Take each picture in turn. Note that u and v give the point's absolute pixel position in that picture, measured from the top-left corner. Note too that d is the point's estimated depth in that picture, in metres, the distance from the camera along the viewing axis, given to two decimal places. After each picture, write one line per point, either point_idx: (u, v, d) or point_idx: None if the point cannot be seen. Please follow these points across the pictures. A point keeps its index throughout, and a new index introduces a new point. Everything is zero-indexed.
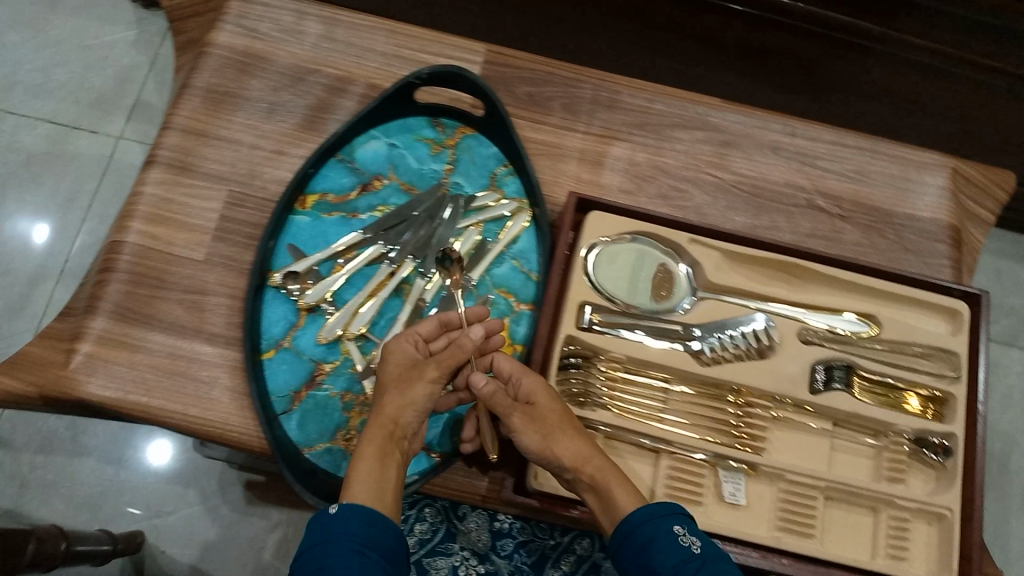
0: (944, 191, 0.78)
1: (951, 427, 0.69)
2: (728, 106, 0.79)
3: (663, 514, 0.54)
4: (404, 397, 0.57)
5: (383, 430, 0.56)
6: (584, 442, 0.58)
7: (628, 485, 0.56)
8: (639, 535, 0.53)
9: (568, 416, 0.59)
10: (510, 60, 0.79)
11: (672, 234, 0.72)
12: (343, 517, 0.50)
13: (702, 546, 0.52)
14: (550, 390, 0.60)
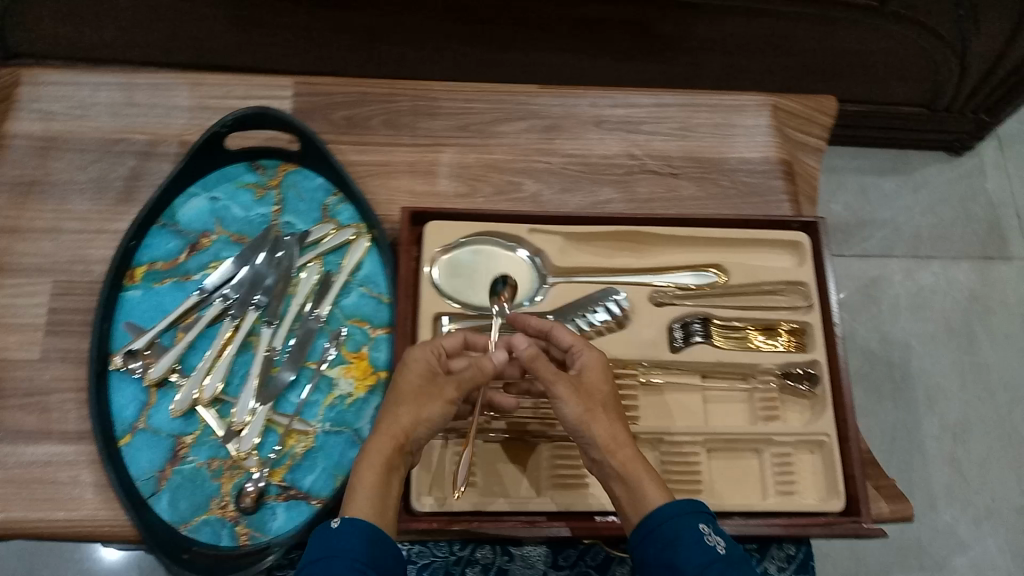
0: (769, 128, 0.80)
1: (812, 354, 0.71)
2: (546, 91, 0.80)
3: (687, 513, 0.50)
4: (431, 404, 0.56)
5: (391, 441, 0.53)
6: (620, 427, 0.56)
7: (654, 473, 0.53)
8: (663, 531, 0.49)
9: (611, 399, 0.58)
10: (322, 88, 0.79)
11: (513, 228, 0.73)
12: (344, 533, 0.48)
13: (726, 548, 0.49)
14: (602, 371, 0.59)
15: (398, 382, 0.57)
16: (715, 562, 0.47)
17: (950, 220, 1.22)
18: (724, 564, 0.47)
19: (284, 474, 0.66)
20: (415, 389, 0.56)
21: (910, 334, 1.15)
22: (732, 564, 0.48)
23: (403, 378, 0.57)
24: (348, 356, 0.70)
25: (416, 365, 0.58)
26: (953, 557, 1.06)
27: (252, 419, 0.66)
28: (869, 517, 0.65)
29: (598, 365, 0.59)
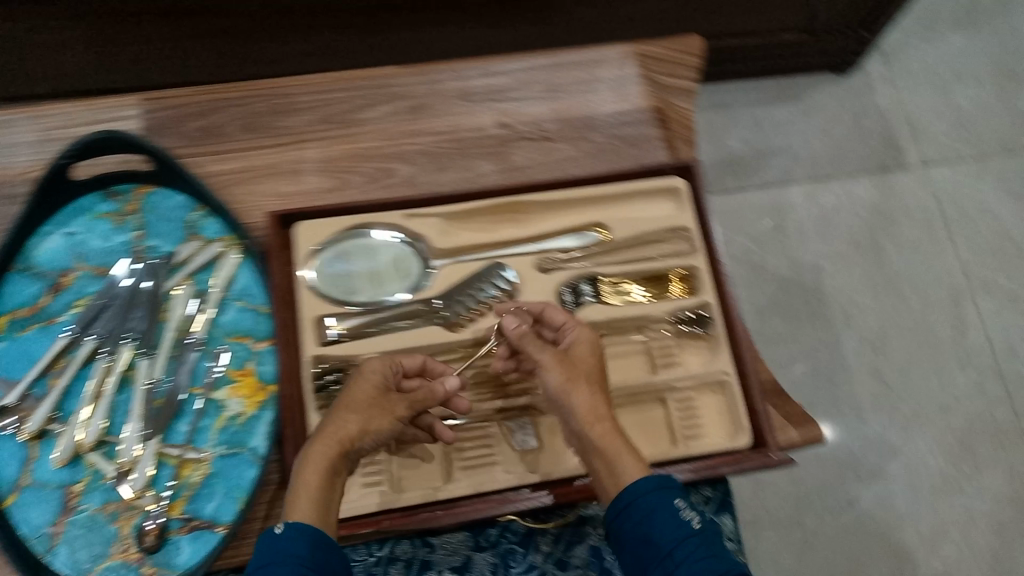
0: (638, 77, 0.79)
1: (703, 296, 0.71)
2: (406, 70, 0.78)
3: (663, 487, 0.51)
4: (384, 413, 0.57)
5: (337, 446, 0.53)
6: (605, 399, 0.56)
7: (629, 446, 0.53)
8: (638, 505, 0.50)
9: (596, 371, 0.58)
10: (171, 99, 0.75)
11: (386, 216, 0.71)
12: (290, 540, 0.48)
13: (701, 523, 0.50)
14: (588, 345, 0.59)
15: (350, 391, 0.57)
16: (691, 537, 0.49)
17: (847, 128, 1.26)
18: (699, 539, 0.49)
19: (184, 506, 0.65)
20: (366, 399, 0.56)
21: (818, 257, 1.19)
22: (706, 540, 0.49)
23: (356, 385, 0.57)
24: (234, 375, 0.69)
25: (368, 375, 0.58)
26: (888, 464, 1.12)
27: (141, 455, 0.65)
28: (776, 446, 0.66)
29: (587, 341, 0.60)
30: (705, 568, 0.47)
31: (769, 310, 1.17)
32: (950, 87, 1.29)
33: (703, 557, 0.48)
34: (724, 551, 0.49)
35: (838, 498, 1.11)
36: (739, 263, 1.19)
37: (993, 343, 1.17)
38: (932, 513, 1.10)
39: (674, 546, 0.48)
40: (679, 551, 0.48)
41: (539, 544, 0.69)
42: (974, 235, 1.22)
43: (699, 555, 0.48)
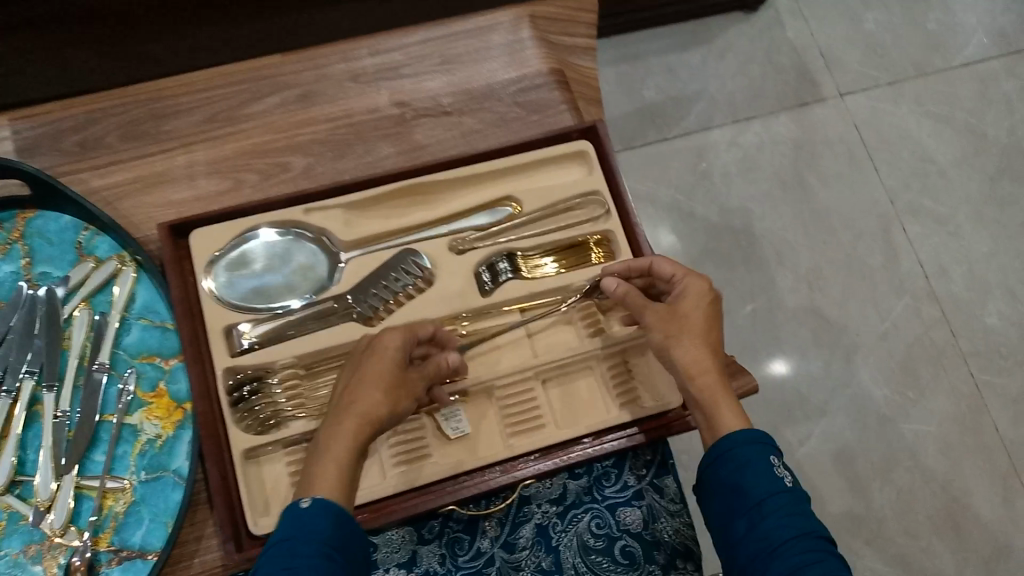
0: (532, 40, 0.77)
1: (622, 259, 0.69)
2: (291, 59, 0.75)
3: (759, 443, 0.54)
4: (390, 386, 0.56)
5: (364, 424, 0.54)
6: (717, 352, 0.59)
7: (731, 398, 0.58)
8: (735, 456, 0.54)
9: (707, 327, 0.60)
10: (43, 116, 0.71)
11: (285, 214, 0.68)
12: (313, 518, 0.50)
13: (792, 481, 0.53)
14: (704, 298, 0.61)
15: (361, 367, 0.56)
16: (781, 492, 0.52)
17: (757, 67, 1.30)
18: (788, 496, 0.52)
19: (110, 538, 0.61)
20: (379, 375, 0.55)
21: (747, 199, 1.23)
22: (797, 497, 0.52)
23: (366, 358, 0.57)
24: (147, 397, 0.65)
25: (381, 344, 0.57)
26: (832, 399, 1.14)
27: (58, 492, 0.61)
28: None
29: (704, 295, 0.61)
30: (789, 523, 0.51)
31: (704, 257, 1.20)
32: (860, 13, 1.35)
33: (790, 513, 0.51)
34: (812, 511, 0.52)
35: (787, 438, 1.13)
36: (671, 215, 1.22)
37: (925, 267, 1.22)
38: (880, 442, 1.13)
39: (764, 497, 0.52)
40: (769, 503, 0.52)
41: (484, 528, 0.65)
42: (895, 159, 1.27)
43: (786, 511, 0.51)
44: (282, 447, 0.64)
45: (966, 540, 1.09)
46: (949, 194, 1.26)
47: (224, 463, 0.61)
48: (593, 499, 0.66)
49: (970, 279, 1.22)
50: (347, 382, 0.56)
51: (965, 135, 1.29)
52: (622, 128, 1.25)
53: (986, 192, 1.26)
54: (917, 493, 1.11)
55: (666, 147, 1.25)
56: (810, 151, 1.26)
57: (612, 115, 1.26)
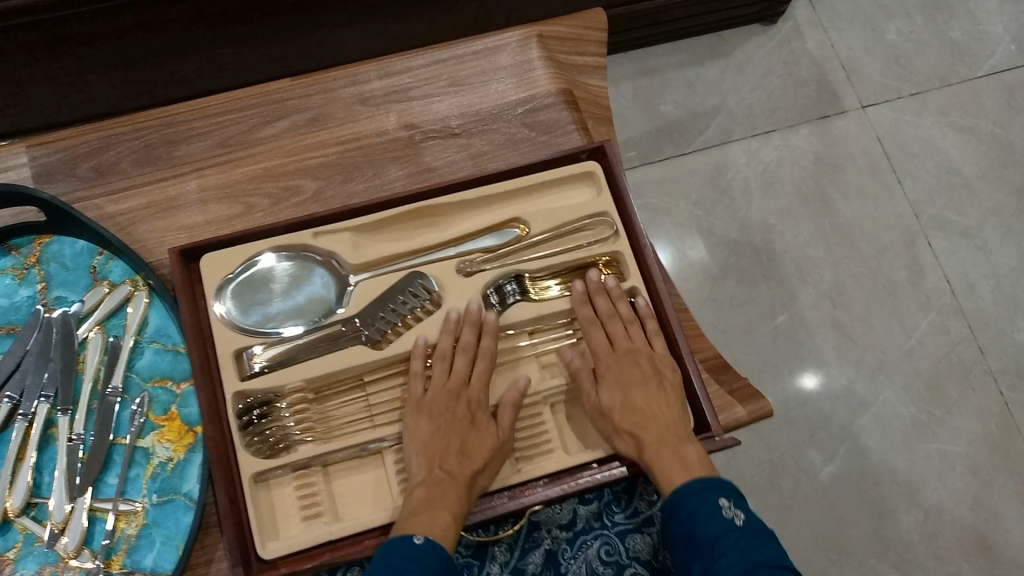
0: (541, 59, 0.77)
1: (631, 280, 0.69)
2: (300, 84, 0.76)
3: (707, 489, 0.56)
4: (489, 449, 0.61)
5: (463, 481, 0.59)
6: (662, 422, 0.61)
7: (680, 461, 0.59)
8: (686, 505, 0.55)
9: (637, 399, 0.62)
10: (58, 143, 0.72)
11: (295, 237, 0.68)
12: (426, 553, 0.54)
13: (744, 521, 0.54)
14: (610, 377, 0.64)
15: (467, 431, 0.62)
16: (731, 533, 0.53)
17: (776, 80, 1.28)
18: (739, 534, 0.53)
19: (123, 560, 0.61)
20: (473, 437, 0.61)
21: (768, 214, 1.22)
22: (748, 534, 0.53)
23: (457, 416, 0.62)
24: (159, 420, 0.65)
25: (471, 404, 0.63)
26: (857, 418, 1.12)
27: (73, 513, 0.62)
28: (720, 427, 0.64)
29: (617, 375, 0.64)
30: (741, 558, 0.51)
31: (724, 273, 1.18)
32: (880, 23, 1.32)
33: (743, 550, 0.52)
34: (767, 546, 0.52)
35: (811, 458, 1.11)
36: (692, 229, 1.21)
37: (952, 282, 1.19)
38: (907, 463, 1.10)
39: (715, 539, 0.53)
40: (721, 544, 0.53)
41: (494, 553, 0.64)
42: (920, 171, 1.24)
43: (739, 548, 0.52)
44: (291, 471, 0.63)
45: (998, 563, 1.06)
46: (976, 206, 1.23)
47: (233, 484, 0.60)
48: (604, 526, 0.65)
49: (999, 294, 1.19)
50: (445, 438, 0.61)
51: (993, 146, 1.26)
52: (640, 144, 1.25)
53: (1015, 204, 1.23)
54: (945, 515, 1.08)
55: (686, 161, 1.24)
56: (832, 164, 1.24)
57: (631, 130, 1.25)
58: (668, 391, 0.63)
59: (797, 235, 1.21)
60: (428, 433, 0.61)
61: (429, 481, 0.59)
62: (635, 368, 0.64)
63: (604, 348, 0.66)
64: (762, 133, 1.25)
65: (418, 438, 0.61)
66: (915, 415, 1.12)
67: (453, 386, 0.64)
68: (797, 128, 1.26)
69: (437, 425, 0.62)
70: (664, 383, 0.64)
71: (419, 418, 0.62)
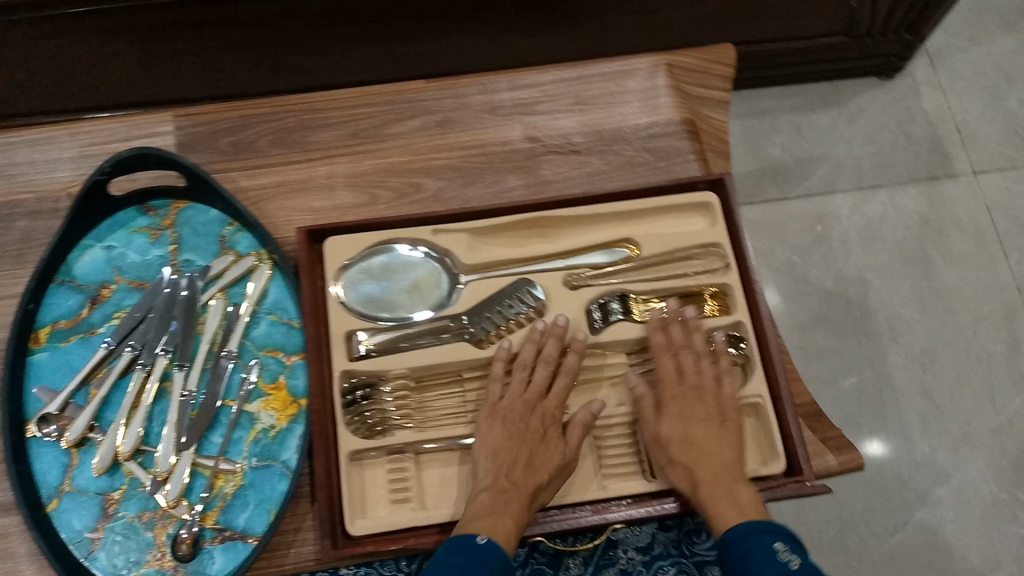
0: (669, 88, 0.78)
1: (737, 315, 0.69)
2: (434, 86, 0.78)
3: (763, 532, 0.56)
4: (553, 464, 0.62)
5: (528, 492, 0.60)
6: (719, 460, 0.62)
7: (734, 503, 0.59)
8: (740, 546, 0.56)
9: (699, 434, 0.63)
10: (203, 116, 0.76)
11: (414, 232, 0.71)
12: (490, 553, 0.56)
13: (800, 566, 0.53)
14: (677, 407, 0.64)
15: (535, 443, 0.63)
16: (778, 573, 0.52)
17: (888, 135, 1.27)
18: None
19: (216, 517, 0.64)
20: (542, 448, 0.62)
21: (866, 269, 1.20)
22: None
23: (530, 426, 0.63)
24: (266, 388, 0.68)
25: (546, 413, 0.64)
26: (935, 488, 1.09)
27: (176, 465, 0.65)
28: (811, 474, 0.63)
29: (679, 408, 0.64)
30: None
31: (813, 323, 1.17)
32: (1003, 90, 1.29)
33: None
34: None
35: (882, 523, 1.08)
36: (784, 274, 1.20)
37: None
38: (982, 542, 1.06)
39: None
40: None
41: (568, 565, 0.65)
42: None
43: None
44: (385, 454, 0.65)
45: None
46: None
47: (330, 462, 0.63)
48: (682, 553, 0.65)
49: None
50: (517, 446, 0.62)
51: None
52: (742, 183, 1.25)
53: None
54: None
55: (785, 205, 1.23)
56: (936, 226, 1.22)
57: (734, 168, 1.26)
58: (729, 430, 0.63)
59: (893, 294, 1.18)
60: (500, 439, 0.62)
61: (495, 487, 0.60)
62: (699, 404, 0.64)
63: (673, 377, 0.66)
64: (868, 187, 1.24)
65: (490, 442, 0.62)
66: (998, 496, 1.08)
67: (529, 395, 0.65)
68: (904, 187, 1.24)
69: (511, 434, 0.63)
70: (726, 422, 0.64)
71: (494, 422, 0.63)
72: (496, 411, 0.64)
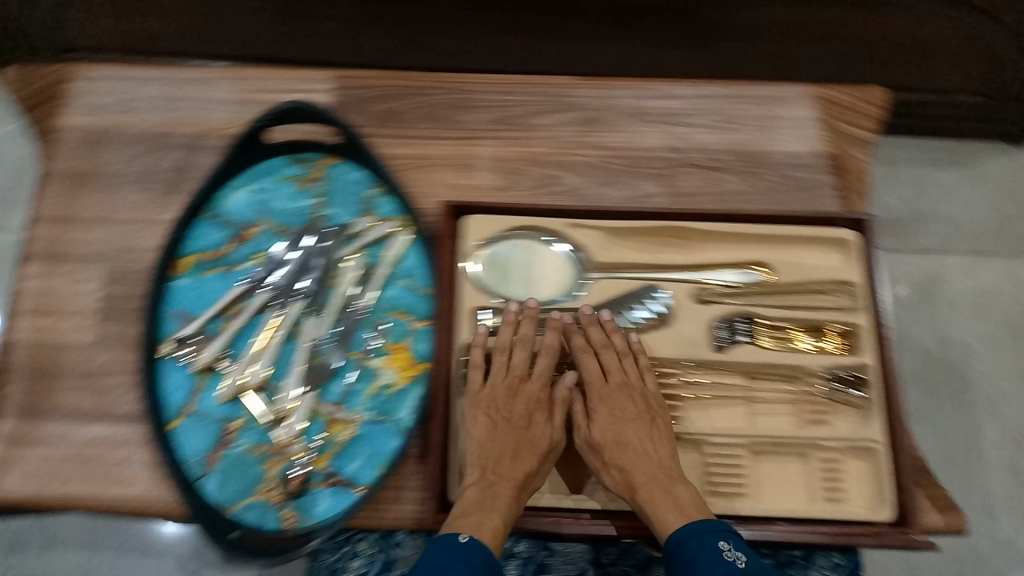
0: (819, 121, 0.77)
1: (861, 357, 0.69)
2: (587, 82, 0.77)
3: (707, 532, 0.56)
4: (538, 452, 0.63)
5: (511, 488, 0.60)
6: (653, 460, 0.62)
7: (673, 503, 0.59)
8: (684, 549, 0.56)
9: (632, 433, 0.64)
10: (358, 79, 0.77)
11: (551, 223, 0.72)
12: (469, 551, 0.56)
13: (746, 561, 0.54)
14: (608, 404, 0.65)
15: (506, 431, 0.63)
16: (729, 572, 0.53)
17: (1011, 204, 1.24)
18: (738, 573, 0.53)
19: (328, 461, 0.67)
20: (517, 439, 0.63)
21: (971, 336, 1.17)
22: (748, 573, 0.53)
23: (513, 419, 0.64)
24: (390, 347, 0.70)
25: (529, 401, 0.65)
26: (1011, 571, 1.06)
27: (297, 406, 0.68)
28: (920, 528, 0.64)
29: (611, 409, 0.65)
30: None
31: (908, 381, 1.15)
32: None
33: None
34: None
35: None
36: None
37: None
38: None
39: None
40: None
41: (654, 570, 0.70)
42: None
43: None
44: None
45: None
46: None
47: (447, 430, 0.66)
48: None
49: None
50: (500, 439, 0.63)
51: None
52: None
53: None
54: None
55: (893, 258, 1.22)
56: None
57: None
58: (658, 428, 0.64)
59: (994, 366, 1.16)
60: (485, 430, 0.64)
61: (481, 483, 0.61)
62: (628, 403, 0.65)
63: (600, 376, 0.67)
64: (982, 253, 1.21)
65: (476, 436, 0.63)
66: None
67: (507, 386, 0.66)
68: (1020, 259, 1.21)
69: (494, 425, 0.64)
70: (656, 419, 0.65)
71: (477, 415, 0.64)
72: (483, 403, 0.65)
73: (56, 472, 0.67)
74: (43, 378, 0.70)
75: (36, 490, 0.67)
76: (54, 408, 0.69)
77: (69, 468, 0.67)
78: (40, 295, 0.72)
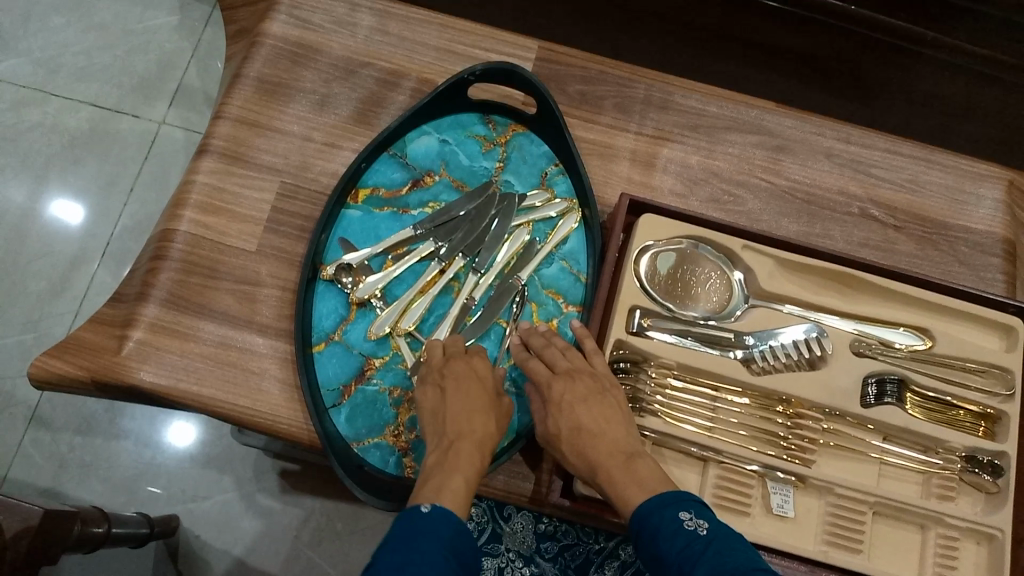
0: (996, 202, 0.78)
1: (1004, 445, 0.68)
2: (780, 111, 0.79)
3: (664, 504, 0.52)
4: (493, 411, 0.58)
5: (469, 443, 0.54)
6: (608, 441, 0.57)
7: (632, 476, 0.55)
8: (647, 524, 0.51)
9: (585, 416, 0.58)
10: (561, 57, 0.79)
11: (728, 241, 0.71)
12: (435, 520, 0.47)
13: (709, 528, 0.50)
14: (555, 399, 0.60)
15: (455, 392, 0.58)
16: (695, 546, 0.49)
17: None
18: (703, 543, 0.49)
19: None
20: (474, 398, 0.58)
21: None
22: (712, 543, 0.49)
23: (460, 382, 0.58)
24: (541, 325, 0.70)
25: (472, 369, 0.60)
26: None
27: None
28: None
29: (561, 394, 0.60)
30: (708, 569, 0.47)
31: None
32: None
33: (711, 562, 0.48)
34: (733, 553, 0.48)
35: None
36: None
37: None
38: None
39: (680, 558, 0.49)
40: (686, 560, 0.48)
41: None
42: None
43: (703, 559, 0.48)
44: None
45: None
46: None
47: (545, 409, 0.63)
48: None
49: None
50: (451, 403, 0.57)
51: None
52: None
53: None
54: None
55: None
56: None
57: None
58: (610, 405, 0.59)
59: None
60: (434, 398, 0.59)
61: (441, 447, 0.54)
62: (582, 383, 0.60)
63: (551, 369, 0.62)
64: None
65: (428, 408, 0.58)
66: None
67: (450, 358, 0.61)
68: None
69: (442, 389, 0.59)
70: (607, 393, 0.60)
71: (427, 389, 0.60)
72: (432, 377, 0.60)
73: (190, 368, 0.66)
74: (198, 271, 0.69)
75: (167, 381, 0.66)
76: (202, 305, 0.68)
77: (203, 366, 0.66)
78: (211, 190, 0.71)
